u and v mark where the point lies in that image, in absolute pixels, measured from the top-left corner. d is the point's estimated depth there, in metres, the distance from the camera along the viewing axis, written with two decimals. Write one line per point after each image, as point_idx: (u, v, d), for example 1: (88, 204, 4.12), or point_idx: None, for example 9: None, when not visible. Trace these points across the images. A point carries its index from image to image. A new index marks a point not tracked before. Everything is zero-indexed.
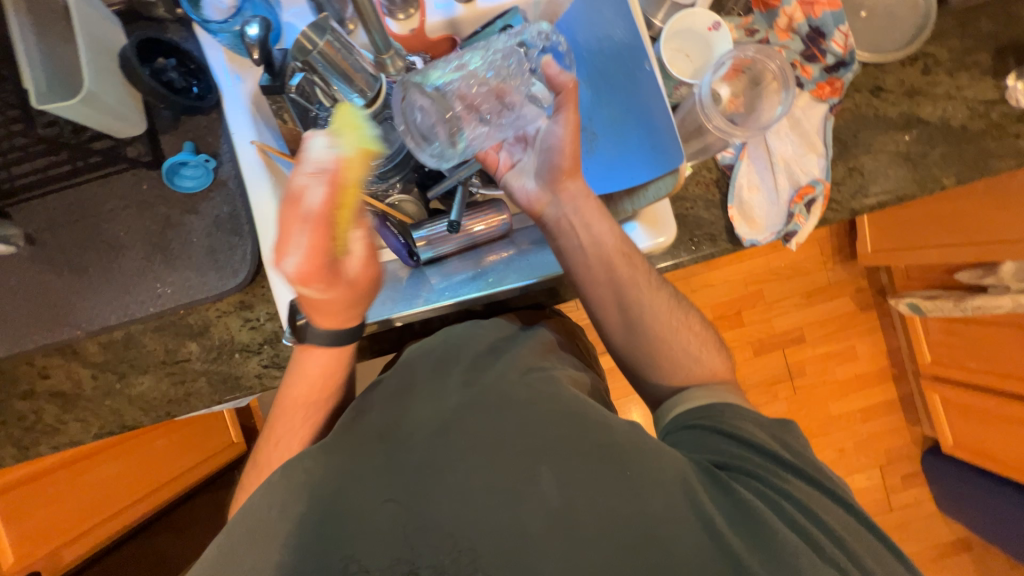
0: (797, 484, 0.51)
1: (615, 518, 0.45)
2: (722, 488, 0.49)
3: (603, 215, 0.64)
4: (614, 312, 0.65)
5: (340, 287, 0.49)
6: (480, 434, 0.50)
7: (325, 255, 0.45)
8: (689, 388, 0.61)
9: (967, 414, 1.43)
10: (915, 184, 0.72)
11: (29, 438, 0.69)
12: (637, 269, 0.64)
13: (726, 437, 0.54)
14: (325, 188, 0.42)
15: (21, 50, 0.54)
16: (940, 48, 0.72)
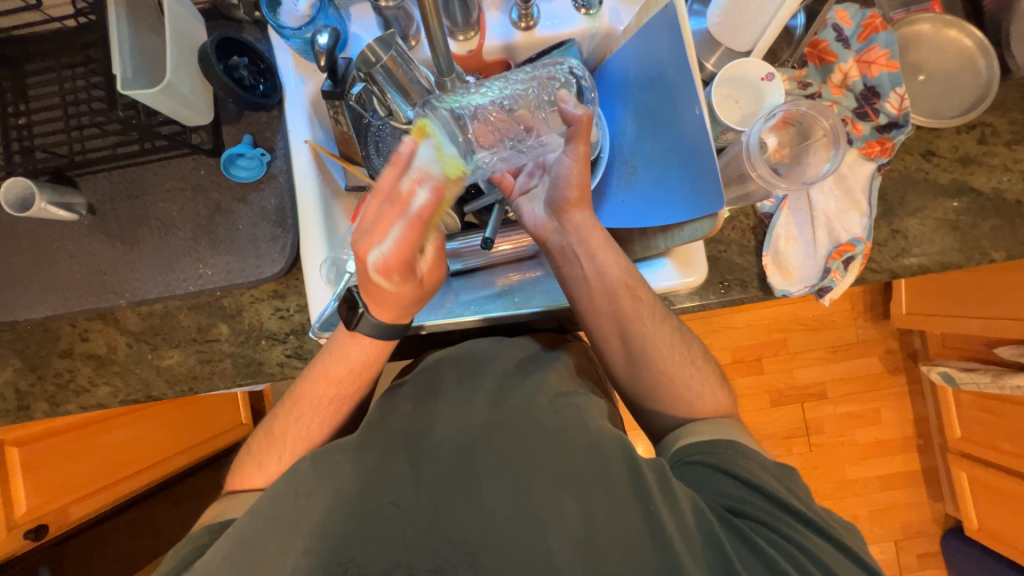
0: (802, 529, 0.49)
1: (637, 557, 0.47)
2: (728, 531, 0.49)
3: (607, 246, 0.63)
4: (616, 343, 0.64)
5: (411, 282, 0.53)
6: (510, 454, 0.52)
7: (411, 250, 0.48)
8: (691, 422, 0.60)
9: (995, 497, 1.35)
10: (960, 253, 0.70)
11: (61, 395, 0.73)
12: (642, 303, 0.62)
13: (729, 476, 0.53)
14: (430, 193, 0.47)
15: (115, 39, 0.58)
16: (1000, 119, 0.70)
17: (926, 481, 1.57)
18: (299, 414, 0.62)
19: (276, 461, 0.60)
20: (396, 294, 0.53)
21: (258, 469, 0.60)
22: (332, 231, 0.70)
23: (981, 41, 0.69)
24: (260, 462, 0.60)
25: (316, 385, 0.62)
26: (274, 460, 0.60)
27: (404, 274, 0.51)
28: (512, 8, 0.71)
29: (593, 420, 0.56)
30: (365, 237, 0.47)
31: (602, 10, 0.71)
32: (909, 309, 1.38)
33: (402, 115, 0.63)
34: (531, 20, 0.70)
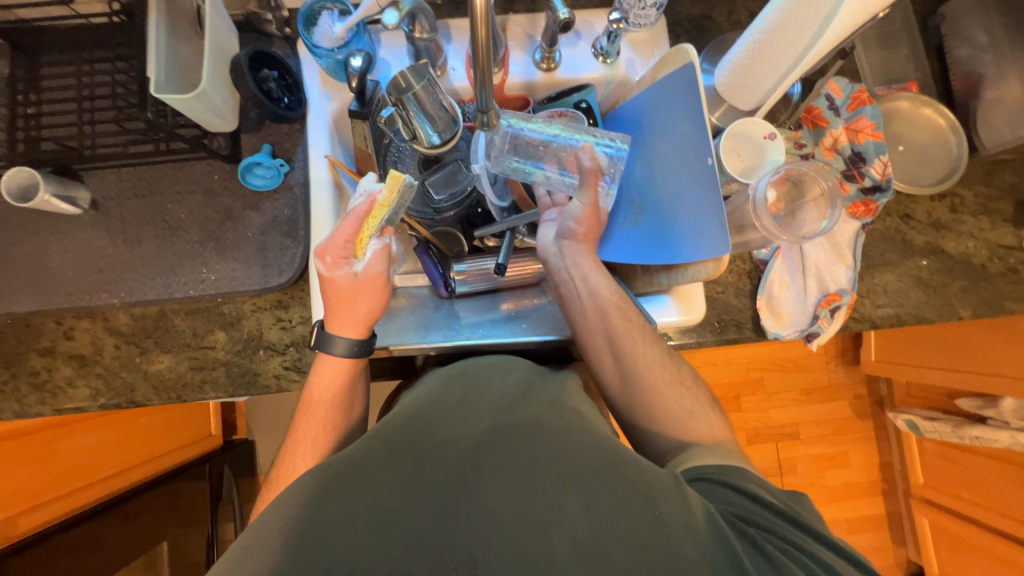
0: (814, 544, 0.50)
1: (646, 556, 0.45)
2: (747, 543, 0.48)
3: (600, 268, 0.66)
4: (608, 361, 0.64)
5: (344, 279, 0.59)
6: (512, 457, 0.50)
7: (343, 236, 0.59)
8: (691, 447, 0.60)
9: (955, 544, 1.40)
10: (932, 310, 0.75)
11: (34, 396, 0.69)
12: (631, 323, 0.63)
13: (739, 492, 0.53)
14: (365, 198, 0.61)
15: (153, 47, 0.59)
16: (967, 191, 0.78)
17: (891, 525, 1.61)
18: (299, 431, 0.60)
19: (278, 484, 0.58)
20: (333, 286, 0.60)
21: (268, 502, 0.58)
22: None
23: (952, 121, 0.77)
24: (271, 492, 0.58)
25: (319, 399, 0.61)
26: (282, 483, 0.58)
27: (337, 263, 0.60)
28: (536, 49, 0.75)
29: (593, 424, 0.57)
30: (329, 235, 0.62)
31: (619, 60, 0.75)
32: (878, 356, 1.46)
33: (427, 139, 0.65)
34: (552, 63, 0.74)
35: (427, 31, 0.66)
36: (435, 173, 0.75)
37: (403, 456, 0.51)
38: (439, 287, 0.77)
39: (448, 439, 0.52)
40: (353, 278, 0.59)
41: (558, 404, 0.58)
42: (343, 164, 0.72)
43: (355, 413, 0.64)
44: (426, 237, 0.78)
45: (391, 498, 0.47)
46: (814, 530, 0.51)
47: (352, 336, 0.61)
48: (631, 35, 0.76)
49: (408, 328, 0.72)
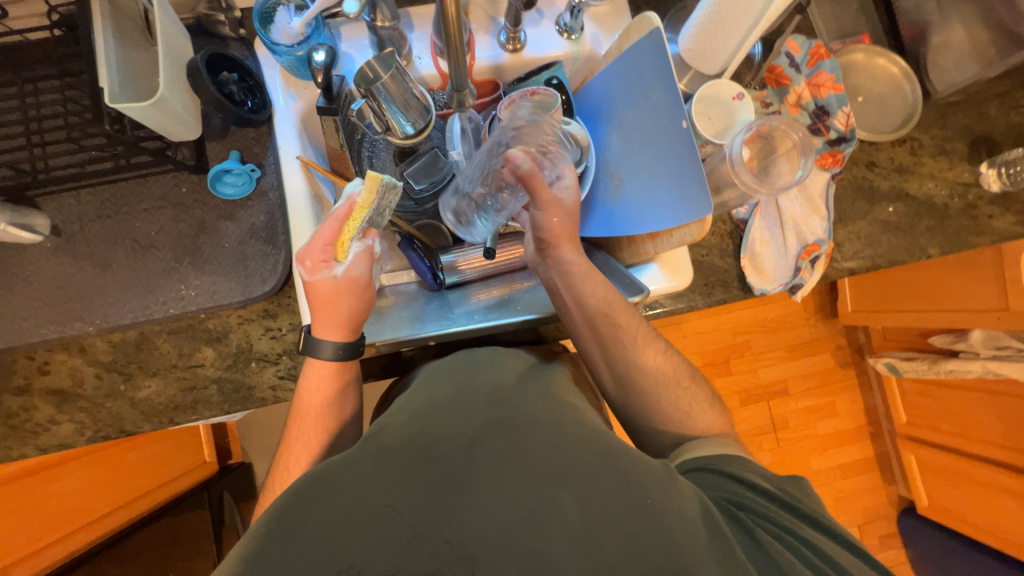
0: (806, 528, 0.52)
1: (639, 544, 0.46)
2: (738, 528, 0.51)
3: (592, 275, 0.64)
4: (597, 351, 0.66)
5: (325, 284, 0.58)
6: (507, 452, 0.51)
7: (324, 239, 0.58)
8: (689, 438, 0.62)
9: (941, 476, 1.48)
10: (904, 251, 0.79)
11: (13, 437, 0.65)
12: (622, 323, 0.64)
13: (734, 479, 0.55)
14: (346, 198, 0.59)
15: (102, 56, 0.56)
16: (924, 134, 0.82)
17: (881, 466, 1.69)
18: (294, 429, 0.59)
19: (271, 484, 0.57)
20: (314, 292, 0.58)
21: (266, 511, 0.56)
22: None
23: (904, 69, 0.81)
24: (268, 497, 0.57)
25: (318, 397, 0.60)
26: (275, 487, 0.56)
27: (317, 267, 0.58)
28: (501, 31, 0.74)
29: (587, 418, 0.58)
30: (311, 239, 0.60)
31: (583, 35, 0.76)
32: (853, 306, 1.52)
33: (400, 129, 0.65)
34: (518, 43, 0.74)
35: (389, 19, 0.64)
36: (413, 163, 0.75)
37: (411, 449, 0.51)
38: (429, 281, 0.76)
39: (445, 435, 0.52)
40: (334, 282, 0.58)
41: (550, 396, 0.59)
42: (316, 164, 0.70)
43: (351, 409, 0.63)
44: (409, 232, 0.76)
45: (401, 489, 0.48)
46: (806, 513, 0.53)
47: (338, 338, 0.60)
48: (593, 9, 0.76)
49: (400, 323, 0.71)
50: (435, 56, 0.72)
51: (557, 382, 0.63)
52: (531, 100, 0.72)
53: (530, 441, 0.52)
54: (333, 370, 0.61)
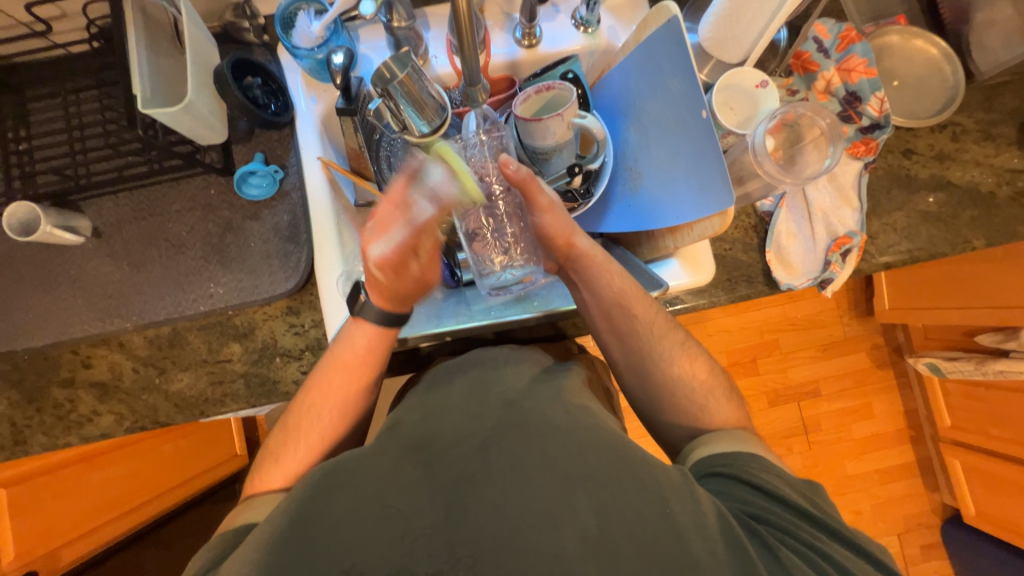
0: (828, 542, 0.50)
1: (656, 552, 0.46)
2: (757, 541, 0.49)
3: (609, 269, 0.64)
4: (614, 341, 0.67)
5: (405, 280, 0.61)
6: (522, 453, 0.51)
7: (407, 248, 0.59)
8: (707, 434, 0.61)
9: (989, 484, 1.39)
10: (946, 243, 0.74)
11: (60, 427, 0.70)
12: (641, 314, 0.64)
13: (754, 487, 0.53)
14: (430, 200, 0.61)
15: (135, 64, 0.59)
16: (967, 118, 0.77)
17: (922, 472, 1.60)
18: (316, 416, 0.61)
19: (294, 457, 0.60)
20: (394, 289, 0.60)
21: (276, 467, 0.59)
22: (347, 246, 0.70)
23: (944, 50, 0.77)
24: (288, 472, 0.59)
25: (343, 388, 0.62)
26: (294, 454, 0.60)
27: (399, 267, 0.59)
28: (516, 27, 0.74)
29: (604, 422, 0.57)
30: (375, 232, 0.58)
31: (600, 28, 0.75)
32: (891, 303, 1.45)
33: (416, 128, 0.65)
34: (534, 38, 0.73)
35: (405, 19, 0.65)
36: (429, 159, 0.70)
37: (425, 449, 0.53)
38: (448, 278, 0.75)
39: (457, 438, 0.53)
40: (415, 277, 0.62)
41: (566, 399, 0.59)
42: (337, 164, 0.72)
43: (368, 399, 0.64)
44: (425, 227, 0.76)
45: (417, 487, 0.49)
46: (826, 524, 0.51)
47: (398, 311, 0.62)
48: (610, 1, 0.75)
49: (417, 320, 0.72)
50: (452, 54, 0.72)
51: (571, 385, 0.63)
52: (547, 96, 0.69)
53: (545, 437, 0.52)
54: (356, 356, 0.62)
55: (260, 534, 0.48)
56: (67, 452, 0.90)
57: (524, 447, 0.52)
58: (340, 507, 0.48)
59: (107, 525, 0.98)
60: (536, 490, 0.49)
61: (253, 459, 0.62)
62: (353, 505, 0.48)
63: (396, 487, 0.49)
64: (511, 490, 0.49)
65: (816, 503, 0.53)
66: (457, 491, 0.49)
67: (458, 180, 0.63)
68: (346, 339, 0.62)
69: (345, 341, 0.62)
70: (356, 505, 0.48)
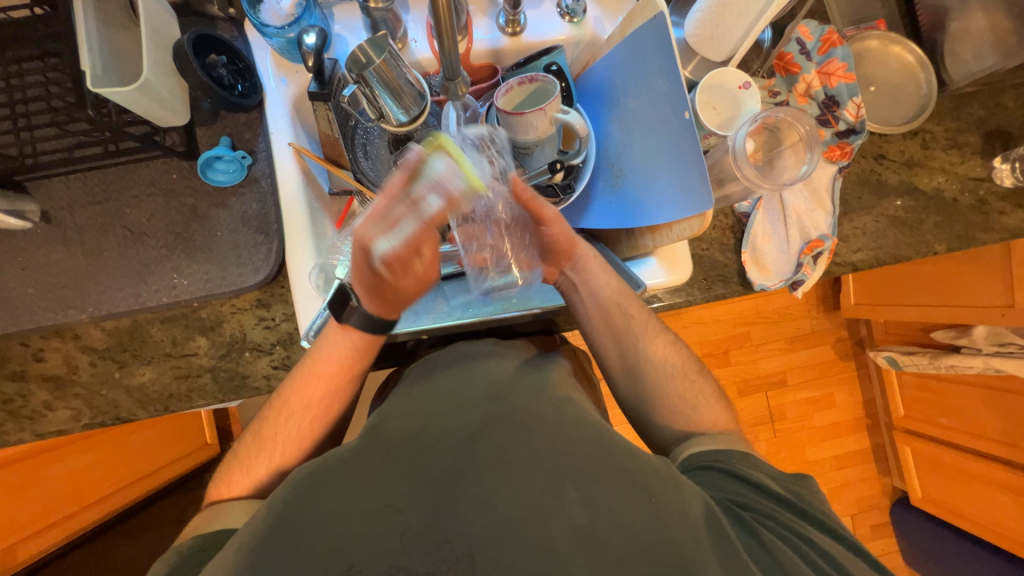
0: (812, 531, 0.52)
1: (644, 542, 0.47)
2: (741, 529, 0.50)
3: (605, 272, 0.67)
4: (611, 344, 0.67)
5: (410, 279, 0.57)
6: (509, 446, 0.51)
7: (412, 244, 0.54)
8: (696, 434, 0.62)
9: (936, 469, 1.48)
10: (910, 248, 0.77)
11: (11, 422, 0.66)
12: (634, 316, 0.66)
13: (743, 481, 0.55)
14: (441, 198, 0.53)
15: (83, 36, 0.55)
16: (937, 126, 0.79)
17: (876, 458, 1.70)
18: (290, 411, 0.60)
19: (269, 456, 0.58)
20: (396, 287, 0.57)
21: (246, 474, 0.58)
22: (321, 238, 0.68)
23: (920, 57, 0.78)
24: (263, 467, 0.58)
25: (324, 381, 0.60)
26: (264, 457, 0.59)
27: (404, 266, 0.56)
28: (500, 13, 0.71)
29: (588, 413, 0.58)
30: (374, 229, 0.53)
31: (586, 18, 0.73)
32: (857, 299, 1.50)
33: (394, 117, 0.63)
34: (518, 26, 0.71)
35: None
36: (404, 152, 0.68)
37: (409, 443, 0.52)
38: None
39: (434, 438, 0.52)
40: (421, 277, 0.58)
41: (546, 389, 0.60)
42: (309, 151, 0.69)
43: (349, 398, 0.63)
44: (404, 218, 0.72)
45: (396, 489, 0.48)
46: (811, 516, 0.53)
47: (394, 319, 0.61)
48: None
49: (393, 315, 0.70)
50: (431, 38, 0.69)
51: (550, 379, 0.62)
52: (529, 88, 0.66)
53: (525, 436, 0.52)
54: (339, 363, 0.61)
55: (238, 538, 0.47)
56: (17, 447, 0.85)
57: (502, 447, 0.51)
58: (324, 505, 0.48)
59: (64, 521, 0.96)
60: (514, 490, 0.49)
61: (223, 462, 0.61)
62: (327, 505, 0.48)
63: (381, 486, 0.49)
64: (488, 491, 0.49)
65: (804, 497, 0.55)
66: (434, 491, 0.48)
67: (460, 166, 0.53)
68: (324, 346, 0.60)
69: (328, 339, 0.61)
70: (329, 505, 0.48)
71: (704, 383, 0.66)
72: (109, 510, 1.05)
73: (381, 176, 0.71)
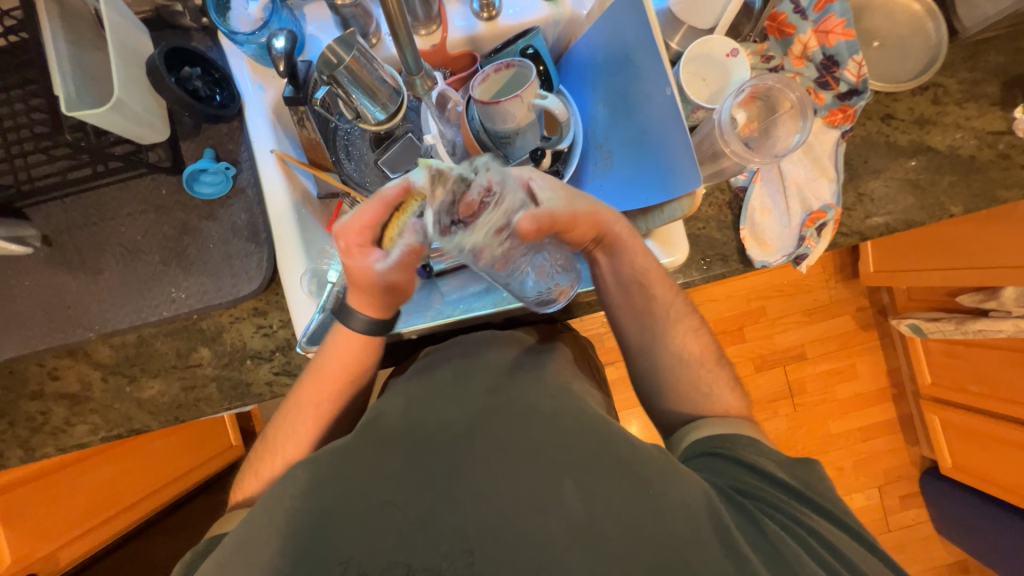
0: (816, 519, 0.50)
1: (645, 537, 0.45)
2: (742, 518, 0.49)
3: (637, 249, 0.61)
4: (633, 324, 0.65)
5: (363, 269, 0.54)
6: (506, 438, 0.51)
7: (368, 223, 0.52)
8: (703, 418, 0.61)
9: (967, 437, 1.43)
10: (922, 211, 0.73)
11: (35, 439, 0.69)
12: (654, 297, 0.63)
13: (749, 468, 0.53)
14: (401, 181, 0.51)
15: (53, 60, 0.55)
16: (950, 79, 0.74)
17: (903, 427, 1.65)
18: (286, 421, 0.61)
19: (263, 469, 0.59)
20: (349, 273, 0.55)
21: (254, 478, 0.59)
22: (309, 242, 0.67)
23: (928, 5, 0.73)
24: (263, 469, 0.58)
25: (318, 388, 0.60)
26: (266, 456, 0.60)
27: (354, 250, 0.53)
28: None
29: (585, 403, 0.57)
30: (346, 209, 0.54)
31: None
32: (876, 267, 1.44)
33: (370, 116, 0.62)
34: (493, 9, 0.68)
35: None
36: (387, 150, 0.69)
37: (402, 438, 0.52)
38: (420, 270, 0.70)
39: (428, 431, 0.53)
40: (375, 271, 0.54)
41: (547, 380, 0.59)
42: (293, 157, 0.68)
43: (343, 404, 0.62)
44: None
45: (388, 490, 0.48)
46: (816, 504, 0.51)
47: (374, 316, 0.59)
48: None
49: None
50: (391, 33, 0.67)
51: (547, 367, 0.61)
52: (506, 75, 0.65)
53: (517, 431, 0.52)
54: (335, 366, 0.60)
55: (235, 543, 0.48)
56: (47, 460, 0.90)
57: (495, 440, 0.51)
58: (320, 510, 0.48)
59: (98, 527, 1.01)
60: (508, 482, 0.48)
61: (238, 471, 0.62)
62: (322, 503, 0.48)
63: (374, 486, 0.48)
64: (483, 486, 0.48)
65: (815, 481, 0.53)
66: (428, 492, 0.48)
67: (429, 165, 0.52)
68: (326, 350, 0.61)
69: (327, 352, 0.61)
70: (324, 504, 0.48)
71: (710, 370, 0.64)
72: (144, 511, 1.10)
73: (366, 178, 0.70)
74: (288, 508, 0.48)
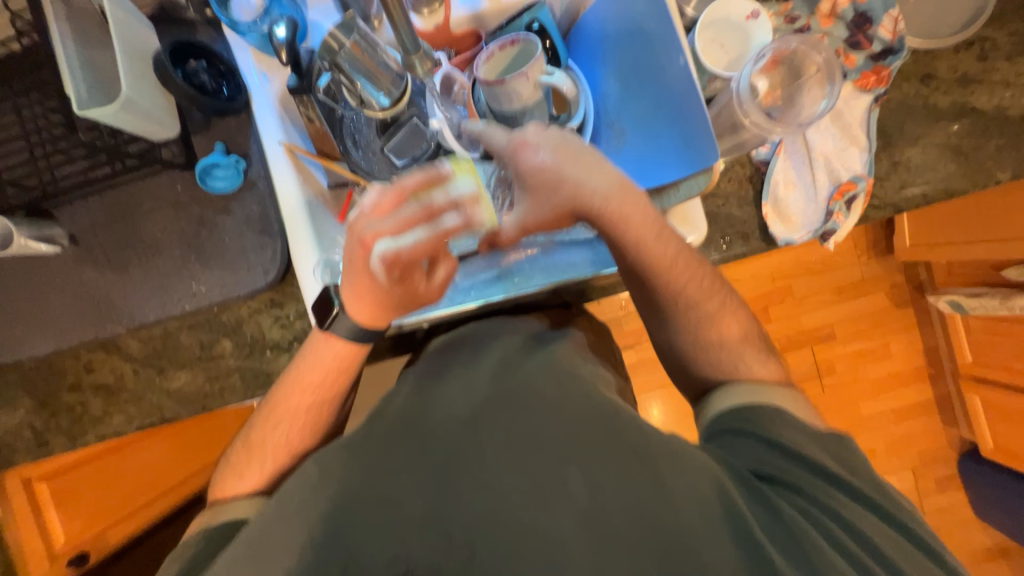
0: (845, 502, 0.48)
1: (649, 526, 0.44)
2: (756, 503, 0.47)
3: (658, 229, 0.55)
4: (647, 310, 0.63)
5: (407, 291, 0.56)
6: (516, 423, 0.51)
7: (425, 253, 0.53)
8: (731, 386, 0.58)
9: (1011, 418, 1.36)
10: (965, 179, 0.67)
11: (76, 429, 0.73)
12: (679, 284, 0.59)
13: (772, 447, 0.51)
14: (461, 218, 0.53)
15: (63, 60, 0.56)
16: (1000, 31, 0.67)
17: (940, 408, 1.58)
18: (285, 420, 0.61)
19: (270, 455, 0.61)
20: (385, 295, 0.56)
21: (239, 478, 0.60)
22: (321, 233, 0.67)
23: None
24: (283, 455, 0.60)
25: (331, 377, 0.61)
26: (272, 449, 0.60)
27: (400, 275, 0.54)
28: None
29: (596, 389, 0.56)
30: (380, 229, 0.50)
31: None
32: (913, 241, 1.37)
33: (375, 103, 0.60)
34: None
35: None
36: (393, 136, 0.67)
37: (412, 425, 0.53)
38: None
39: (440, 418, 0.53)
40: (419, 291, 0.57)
41: (556, 362, 0.58)
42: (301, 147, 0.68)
43: (346, 389, 0.64)
44: None
45: (401, 476, 0.48)
46: (847, 485, 0.48)
47: (377, 326, 0.60)
48: None
49: None
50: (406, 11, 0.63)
51: (560, 352, 0.60)
52: (512, 52, 0.63)
53: (529, 418, 0.51)
54: (334, 361, 0.61)
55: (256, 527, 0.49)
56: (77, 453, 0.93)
57: (506, 426, 0.51)
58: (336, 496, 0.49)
59: (144, 509, 1.08)
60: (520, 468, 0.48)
61: (216, 469, 0.64)
62: (336, 490, 0.49)
63: (388, 472, 0.49)
64: (495, 472, 0.48)
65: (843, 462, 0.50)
66: (440, 478, 0.48)
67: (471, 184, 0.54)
68: (311, 354, 0.61)
69: (311, 352, 0.61)
70: (339, 490, 0.49)
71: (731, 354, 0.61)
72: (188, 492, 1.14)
73: (374, 166, 0.68)
74: (297, 496, 0.49)
